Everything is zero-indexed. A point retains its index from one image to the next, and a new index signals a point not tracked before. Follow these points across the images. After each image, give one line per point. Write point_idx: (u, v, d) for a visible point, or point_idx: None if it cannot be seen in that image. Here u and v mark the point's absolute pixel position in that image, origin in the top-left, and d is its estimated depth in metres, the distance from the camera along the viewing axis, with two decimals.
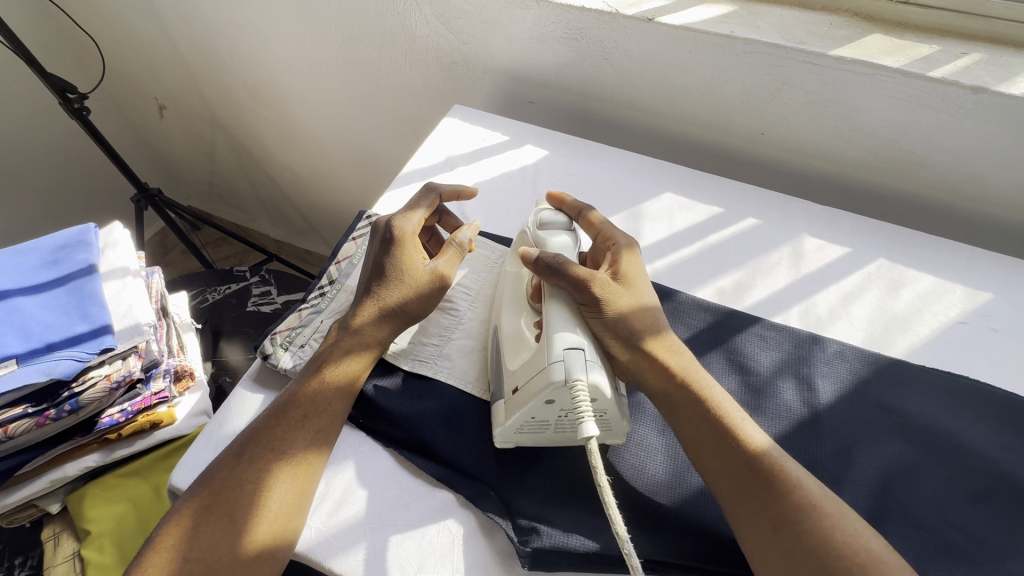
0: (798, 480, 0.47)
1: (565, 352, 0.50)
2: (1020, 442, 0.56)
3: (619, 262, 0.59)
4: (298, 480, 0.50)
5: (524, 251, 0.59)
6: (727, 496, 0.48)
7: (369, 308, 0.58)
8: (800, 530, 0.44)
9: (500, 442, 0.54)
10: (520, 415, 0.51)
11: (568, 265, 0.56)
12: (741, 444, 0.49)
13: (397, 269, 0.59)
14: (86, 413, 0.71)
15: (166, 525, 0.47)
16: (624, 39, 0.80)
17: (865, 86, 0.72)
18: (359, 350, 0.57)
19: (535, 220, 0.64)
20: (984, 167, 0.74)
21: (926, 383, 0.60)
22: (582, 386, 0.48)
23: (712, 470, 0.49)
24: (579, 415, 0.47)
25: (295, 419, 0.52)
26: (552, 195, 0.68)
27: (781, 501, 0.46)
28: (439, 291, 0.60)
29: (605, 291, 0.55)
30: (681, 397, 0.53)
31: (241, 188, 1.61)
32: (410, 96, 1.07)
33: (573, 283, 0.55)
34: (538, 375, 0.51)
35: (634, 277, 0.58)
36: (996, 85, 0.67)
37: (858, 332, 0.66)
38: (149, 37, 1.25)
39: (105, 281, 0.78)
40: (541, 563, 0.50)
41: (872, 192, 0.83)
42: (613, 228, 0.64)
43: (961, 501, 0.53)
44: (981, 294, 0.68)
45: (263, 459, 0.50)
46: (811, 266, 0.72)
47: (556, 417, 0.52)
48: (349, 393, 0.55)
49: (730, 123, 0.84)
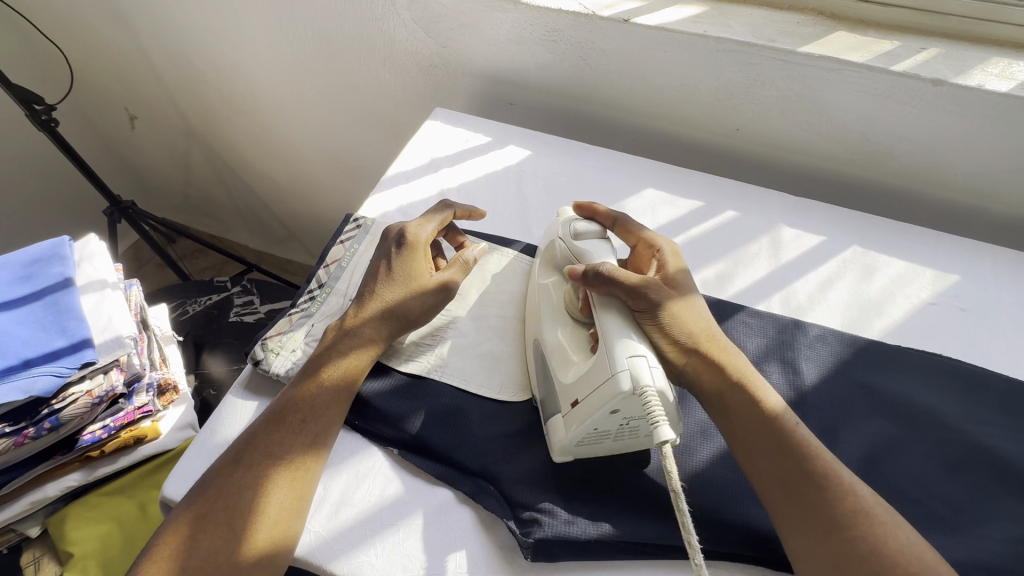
0: (852, 488, 0.48)
1: (628, 360, 0.49)
2: (991, 414, 0.59)
3: (665, 266, 0.61)
4: (296, 486, 0.49)
5: (571, 268, 0.57)
6: (775, 496, 0.49)
7: (368, 311, 0.59)
8: (850, 536, 0.45)
9: (557, 454, 0.54)
10: (587, 427, 0.50)
11: (621, 273, 0.55)
12: (792, 444, 0.50)
13: (402, 277, 0.60)
14: (67, 430, 0.69)
15: (165, 529, 0.47)
16: (600, 39, 0.82)
17: (833, 80, 0.75)
18: (357, 350, 0.57)
19: (569, 233, 0.62)
20: (946, 156, 0.77)
21: (902, 363, 0.63)
22: (653, 395, 0.47)
23: (760, 470, 0.50)
24: (653, 419, 0.45)
25: (292, 424, 0.52)
26: (580, 205, 0.68)
27: (832, 505, 0.47)
28: (445, 297, 0.61)
29: (661, 295, 0.56)
30: (734, 396, 0.53)
31: (218, 198, 1.57)
32: (390, 101, 1.07)
33: (628, 291, 0.54)
34: (603, 388, 0.49)
35: (683, 281, 0.60)
36: (953, 77, 0.71)
37: (836, 316, 0.68)
38: (118, 45, 1.22)
39: (82, 295, 0.76)
40: (543, 554, 0.50)
41: (843, 182, 0.86)
42: (654, 234, 0.66)
43: (942, 473, 0.55)
44: (948, 276, 0.72)
45: (261, 465, 0.49)
46: (790, 255, 0.74)
47: (616, 425, 0.51)
48: (348, 391, 0.55)
49: (706, 120, 0.86)
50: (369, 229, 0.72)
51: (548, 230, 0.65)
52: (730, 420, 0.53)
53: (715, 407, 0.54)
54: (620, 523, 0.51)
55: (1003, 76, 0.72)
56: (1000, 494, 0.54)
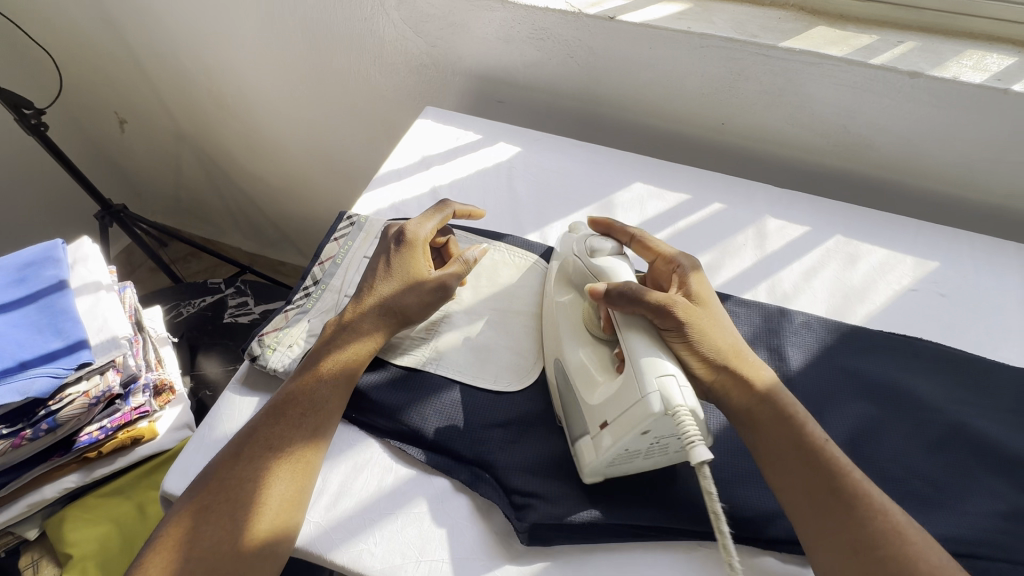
0: (881, 507, 0.46)
1: (658, 380, 0.48)
2: (969, 394, 0.61)
3: (688, 284, 0.59)
4: (297, 478, 0.50)
5: (593, 287, 0.56)
6: (803, 515, 0.48)
7: (366, 306, 0.60)
8: (881, 556, 0.44)
9: (586, 475, 0.53)
10: (621, 447, 0.49)
11: (646, 291, 0.54)
12: (824, 463, 0.49)
13: (402, 272, 0.61)
14: (64, 431, 0.70)
15: (167, 522, 0.48)
16: (586, 37, 0.83)
17: (814, 74, 0.77)
18: (355, 343, 0.58)
19: (585, 250, 0.62)
20: (925, 147, 0.80)
21: (883, 347, 0.64)
22: (686, 413, 0.46)
23: (788, 487, 0.49)
24: (689, 441, 0.45)
25: (292, 418, 0.53)
26: (596, 220, 0.68)
27: (864, 525, 0.45)
28: (447, 294, 0.62)
29: (688, 314, 0.54)
30: (762, 411, 0.53)
31: (209, 201, 1.57)
32: (381, 101, 1.08)
33: (654, 310, 0.53)
34: (633, 408, 0.48)
35: (707, 298, 0.59)
36: (929, 70, 0.73)
37: (821, 303, 0.70)
38: (107, 49, 1.22)
39: (76, 297, 0.76)
40: (539, 538, 0.52)
41: (826, 174, 0.88)
42: (669, 248, 0.64)
43: (924, 452, 0.57)
44: (928, 263, 0.74)
45: (262, 457, 0.50)
46: (775, 245, 0.76)
47: (648, 444, 0.50)
48: (347, 384, 0.56)
49: (692, 115, 0.88)
50: (362, 226, 0.73)
51: (563, 245, 0.66)
52: (757, 436, 0.52)
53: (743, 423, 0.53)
54: (612, 507, 0.53)
55: (977, 68, 0.74)
56: (979, 471, 0.56)
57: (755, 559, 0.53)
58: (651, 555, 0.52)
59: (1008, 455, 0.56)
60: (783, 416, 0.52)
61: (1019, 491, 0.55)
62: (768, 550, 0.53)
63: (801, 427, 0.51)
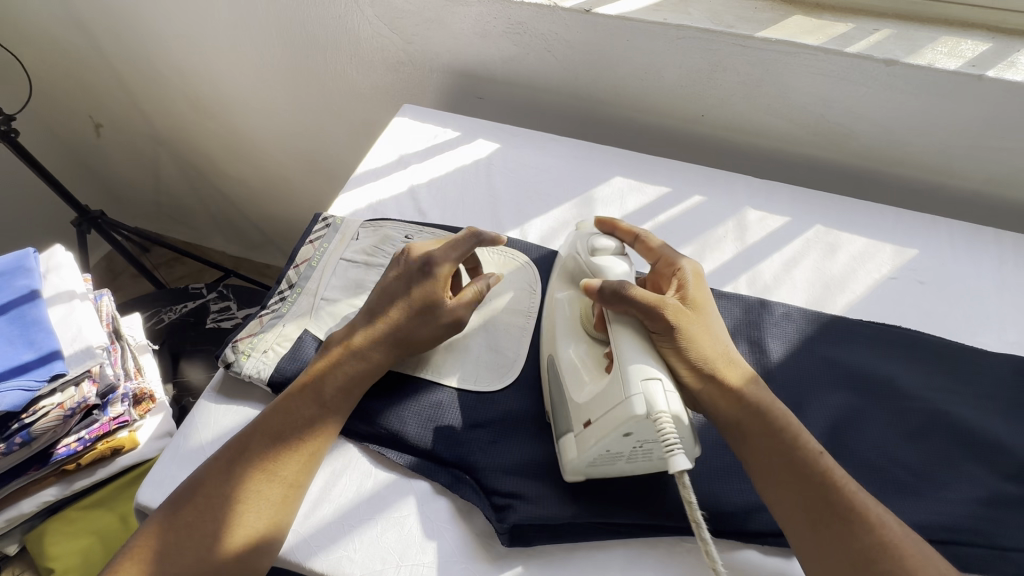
0: (878, 521, 0.46)
1: (644, 383, 0.48)
2: (948, 381, 0.61)
3: (686, 287, 0.56)
4: (281, 503, 0.49)
5: (587, 283, 0.55)
6: (798, 529, 0.47)
7: (366, 328, 0.57)
8: (878, 571, 0.43)
9: (569, 474, 0.52)
10: (600, 447, 0.49)
11: (638, 291, 0.52)
12: (823, 477, 0.48)
13: (416, 296, 0.58)
14: (39, 445, 0.68)
15: (151, 522, 0.48)
16: (562, 30, 0.82)
17: (791, 64, 0.77)
18: (352, 366, 0.56)
19: (585, 247, 0.60)
20: (902, 135, 0.80)
21: (862, 337, 0.64)
22: (667, 420, 0.46)
23: (783, 501, 0.48)
24: (668, 447, 0.45)
25: (282, 443, 0.51)
26: (602, 220, 0.66)
27: (861, 538, 0.45)
28: (457, 317, 0.58)
29: (678, 318, 0.52)
30: (751, 425, 0.51)
31: (190, 205, 1.55)
32: (360, 99, 1.07)
33: (645, 310, 0.51)
34: (616, 410, 0.48)
35: (703, 303, 0.56)
36: (905, 57, 0.73)
37: (801, 294, 0.70)
38: (78, 52, 1.20)
39: (49, 306, 0.75)
40: (520, 538, 0.51)
41: (806, 164, 0.88)
42: (673, 252, 0.61)
43: (903, 440, 0.57)
44: (908, 251, 0.74)
45: (246, 483, 0.49)
46: (755, 237, 0.76)
47: (630, 448, 0.50)
48: (341, 409, 0.54)
49: (671, 107, 0.87)
50: (338, 227, 0.71)
51: (565, 243, 0.65)
52: (749, 448, 0.51)
53: (735, 438, 0.51)
54: (593, 504, 0.52)
55: (953, 54, 0.74)
56: (958, 458, 0.56)
57: (736, 553, 0.53)
58: (633, 552, 0.52)
59: (985, 440, 0.57)
60: (774, 428, 0.50)
61: (997, 476, 0.55)
62: (749, 542, 0.53)
63: (793, 440, 0.49)
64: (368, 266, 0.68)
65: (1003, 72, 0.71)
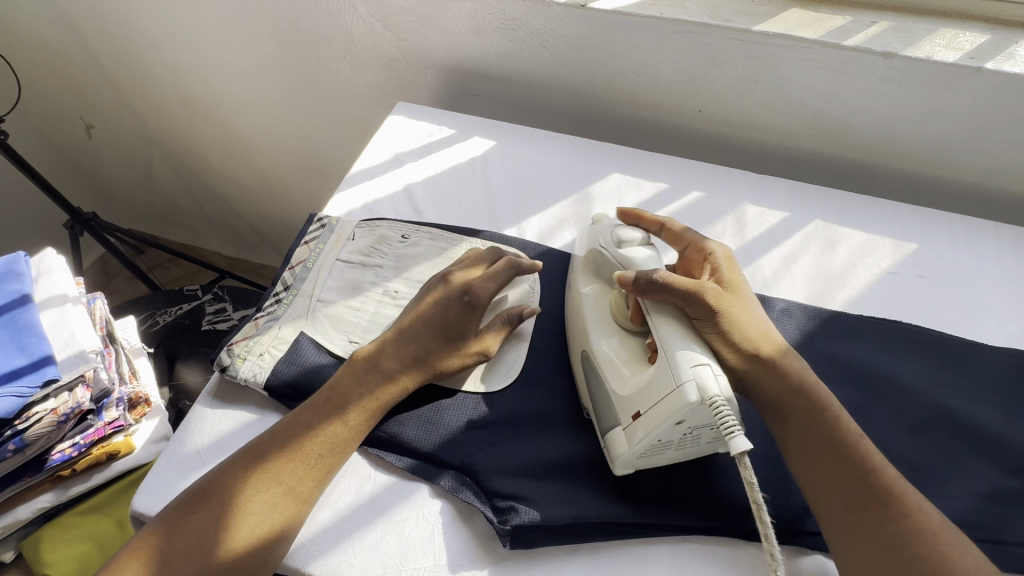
0: (917, 507, 0.45)
1: (693, 370, 0.47)
2: (949, 377, 0.61)
3: (720, 270, 0.57)
4: (282, 511, 0.48)
5: (620, 276, 0.53)
6: (831, 509, 0.47)
7: (391, 343, 0.57)
8: (913, 555, 0.43)
9: (619, 467, 0.52)
10: (654, 438, 0.48)
11: (675, 278, 0.52)
12: (860, 459, 0.48)
13: (451, 326, 0.57)
14: (33, 451, 0.67)
15: (155, 520, 0.47)
16: (558, 26, 0.82)
17: (788, 57, 0.76)
18: (373, 379, 0.55)
19: (612, 239, 0.61)
20: (900, 128, 0.79)
21: (863, 332, 0.64)
22: (724, 404, 0.45)
23: (818, 482, 0.48)
24: (729, 432, 0.44)
25: (295, 450, 0.51)
26: (624, 212, 0.66)
27: (896, 522, 0.44)
28: (484, 355, 0.58)
29: (719, 301, 0.52)
30: (794, 404, 0.51)
31: (184, 206, 1.53)
32: (354, 97, 1.06)
33: (683, 297, 0.51)
34: (668, 398, 0.47)
35: (739, 286, 0.56)
36: (903, 50, 0.73)
37: (801, 289, 0.70)
38: (67, 52, 1.18)
39: (41, 311, 0.74)
40: (522, 540, 0.50)
41: (804, 158, 0.88)
42: (701, 237, 0.61)
43: (906, 436, 0.57)
44: (907, 245, 0.73)
45: (253, 487, 0.48)
46: (755, 233, 0.75)
47: (681, 436, 0.49)
48: (359, 423, 0.54)
49: (668, 103, 0.86)
50: (334, 228, 0.70)
51: (586, 235, 0.65)
52: (789, 429, 0.51)
53: (775, 417, 0.52)
54: (595, 504, 0.52)
55: (951, 46, 0.73)
56: (960, 453, 0.56)
57: (739, 551, 0.52)
58: (635, 552, 0.52)
59: (987, 435, 0.57)
60: (817, 408, 0.51)
61: (1001, 471, 0.55)
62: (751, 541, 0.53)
63: (835, 422, 0.50)
64: (365, 267, 0.67)
65: (1002, 64, 0.71)
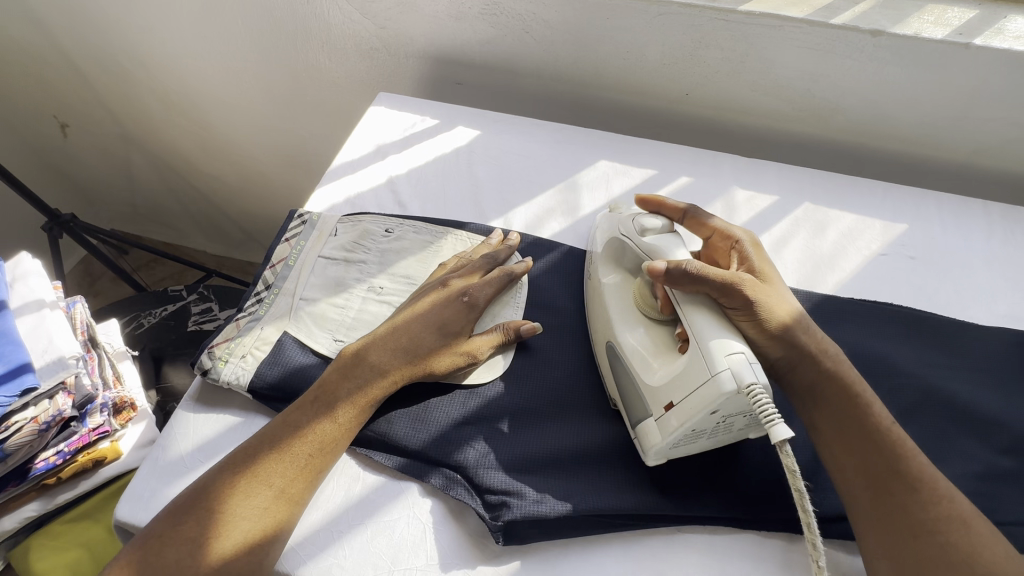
0: (947, 495, 0.45)
1: (728, 359, 0.45)
2: (940, 357, 0.61)
3: (749, 260, 0.55)
4: (270, 514, 0.47)
5: (650, 266, 0.51)
6: (861, 496, 0.47)
7: (383, 339, 0.56)
8: (941, 542, 0.43)
9: (652, 458, 0.51)
10: (686, 429, 0.47)
11: (710, 270, 0.50)
12: (890, 445, 0.47)
13: (448, 327, 0.57)
14: (16, 460, 0.66)
15: (139, 534, 0.46)
16: (541, 9, 0.80)
17: (775, 37, 0.74)
18: (364, 376, 0.54)
19: (634, 229, 0.59)
20: (889, 107, 0.78)
21: (854, 315, 0.64)
22: (761, 391, 0.44)
23: (848, 467, 0.48)
24: (769, 420, 0.43)
25: (287, 450, 0.50)
26: (646, 200, 0.65)
27: (925, 509, 0.44)
28: (476, 359, 0.57)
29: (756, 291, 0.50)
30: (828, 389, 0.50)
31: (167, 205, 1.50)
32: (334, 88, 1.03)
33: (718, 289, 0.49)
34: (701, 390, 0.46)
35: (770, 275, 0.54)
36: (891, 27, 0.71)
37: (791, 273, 0.69)
38: (35, 48, 1.14)
39: (18, 317, 0.72)
40: (514, 536, 0.50)
41: (793, 141, 0.86)
42: (727, 223, 0.59)
43: (898, 417, 0.57)
44: (897, 226, 0.73)
45: (242, 490, 0.47)
46: (745, 216, 0.74)
47: (713, 424, 0.48)
48: (349, 422, 0.52)
49: (655, 87, 0.85)
50: (315, 224, 0.69)
51: (606, 224, 0.65)
52: (818, 412, 0.51)
53: (803, 400, 0.51)
54: (586, 498, 0.51)
55: (939, 23, 0.72)
56: (952, 434, 0.56)
57: (733, 540, 0.52)
58: (629, 545, 0.51)
59: (978, 415, 0.57)
60: (846, 394, 0.50)
61: (991, 450, 0.55)
62: (744, 529, 0.52)
63: (866, 405, 0.49)
64: (348, 263, 0.66)
65: (990, 40, 0.70)
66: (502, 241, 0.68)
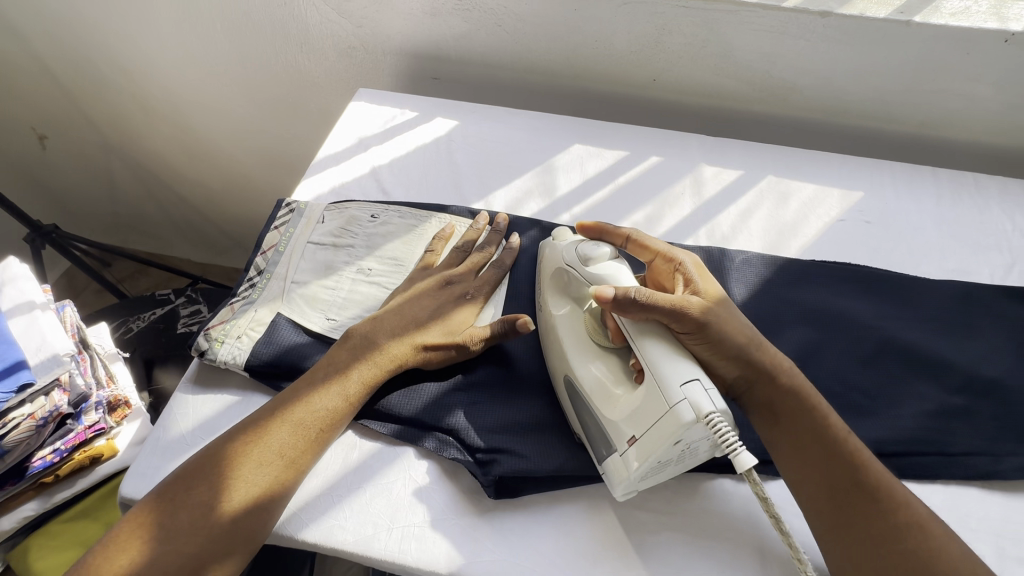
0: (906, 500, 0.47)
1: (684, 388, 0.47)
2: (896, 310, 0.65)
3: (693, 282, 0.55)
4: (280, 479, 0.50)
5: (598, 291, 0.51)
6: (824, 510, 0.48)
7: (386, 322, 0.59)
8: (904, 549, 0.45)
9: (620, 493, 0.51)
10: (651, 462, 0.48)
11: (658, 296, 0.51)
12: (849, 457, 0.49)
13: (445, 314, 0.61)
14: (13, 459, 0.66)
15: (140, 504, 0.47)
16: (512, 3, 0.83)
17: (734, 22, 0.79)
18: (368, 354, 0.57)
19: (577, 258, 0.58)
20: (841, 84, 0.83)
21: (816, 276, 0.68)
22: (720, 419, 0.45)
23: (807, 478, 0.50)
24: (733, 449, 0.46)
25: (297, 421, 0.52)
26: (585, 226, 0.64)
27: (886, 518, 0.46)
28: (469, 349, 0.59)
29: (705, 312, 0.52)
30: (785, 406, 0.52)
31: (149, 214, 1.50)
32: (314, 87, 1.06)
33: (667, 314, 0.51)
34: (662, 422, 0.46)
35: (716, 294, 0.55)
36: (838, 8, 0.76)
37: (757, 241, 0.73)
38: (11, 58, 1.14)
39: (11, 318, 0.73)
40: (507, 490, 0.53)
41: (756, 120, 0.91)
42: (668, 246, 0.60)
43: (857, 365, 0.61)
44: (853, 194, 0.78)
45: (252, 458, 0.49)
46: (712, 191, 0.78)
47: (678, 453, 0.49)
48: (355, 398, 0.55)
49: (624, 74, 0.89)
50: (303, 212, 0.71)
51: (546, 255, 0.63)
52: (774, 427, 0.52)
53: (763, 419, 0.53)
54: (571, 460, 0.54)
55: (882, 2, 0.77)
56: (907, 377, 0.60)
57: (712, 484, 0.56)
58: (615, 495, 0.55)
59: (931, 360, 0.61)
60: (805, 408, 0.52)
61: (944, 390, 0.59)
62: (720, 473, 0.56)
63: (824, 418, 0.51)
64: (337, 248, 0.68)
65: (930, 17, 0.76)
66: (486, 221, 0.71)
